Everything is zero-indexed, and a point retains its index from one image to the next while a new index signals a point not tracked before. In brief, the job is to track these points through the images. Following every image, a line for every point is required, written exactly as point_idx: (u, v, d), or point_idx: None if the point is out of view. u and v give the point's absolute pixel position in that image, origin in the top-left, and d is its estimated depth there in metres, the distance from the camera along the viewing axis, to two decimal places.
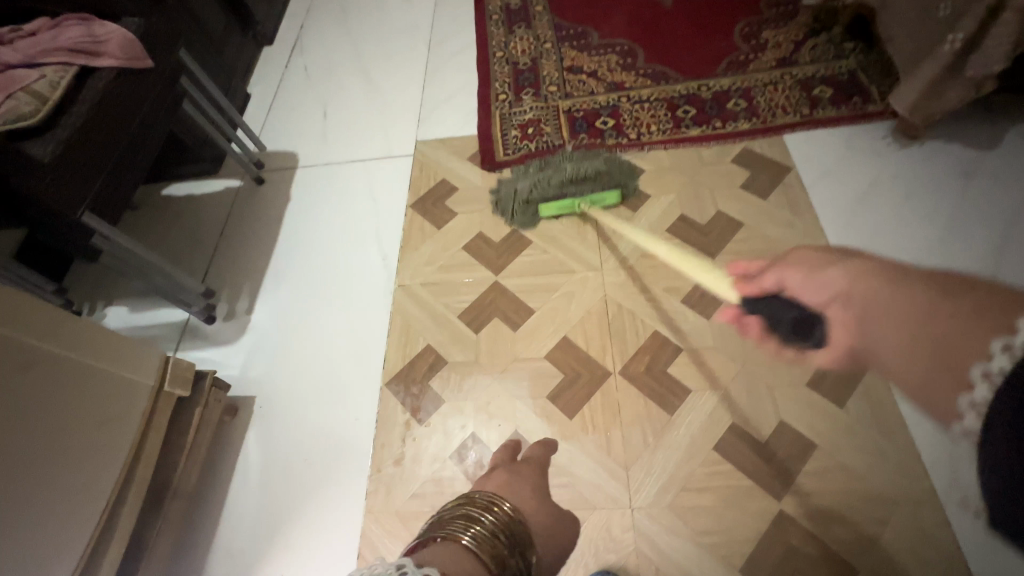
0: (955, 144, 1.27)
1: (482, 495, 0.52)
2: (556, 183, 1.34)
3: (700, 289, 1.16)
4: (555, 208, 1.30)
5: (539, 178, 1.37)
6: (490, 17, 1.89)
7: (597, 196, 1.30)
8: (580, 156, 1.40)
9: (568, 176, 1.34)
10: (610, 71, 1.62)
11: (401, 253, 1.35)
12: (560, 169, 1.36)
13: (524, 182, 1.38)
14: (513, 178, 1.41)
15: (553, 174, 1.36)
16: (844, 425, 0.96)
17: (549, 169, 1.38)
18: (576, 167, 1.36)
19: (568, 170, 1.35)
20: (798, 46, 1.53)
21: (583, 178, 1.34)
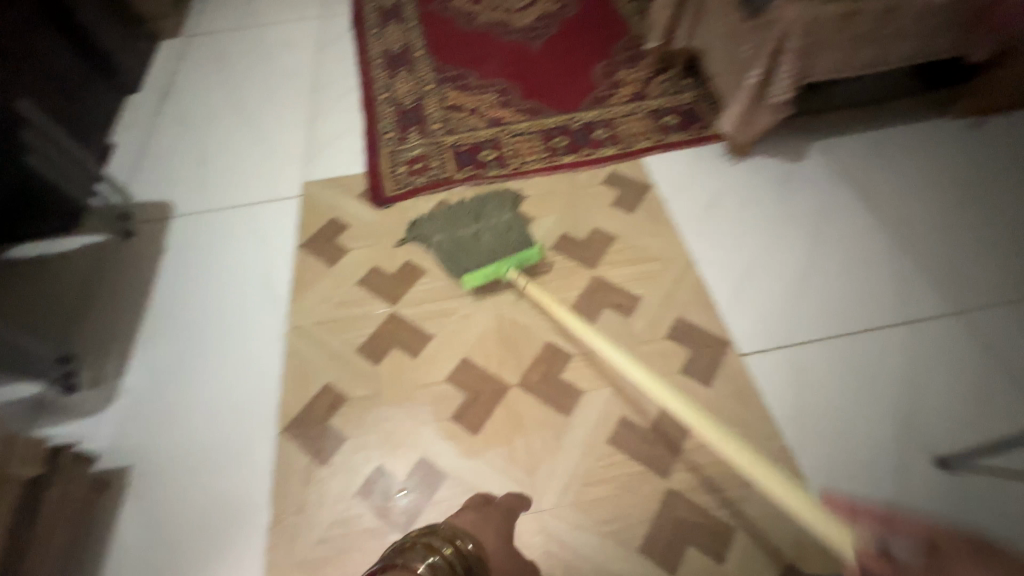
0: (774, 158, 1.52)
1: (446, 529, 0.63)
2: (477, 245, 1.29)
3: (584, 298, 1.27)
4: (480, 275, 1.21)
5: (456, 236, 1.33)
6: (373, 61, 1.96)
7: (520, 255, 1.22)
8: (500, 214, 1.38)
9: (488, 237, 1.30)
10: (489, 108, 1.74)
11: (294, 294, 1.32)
12: (478, 229, 1.33)
13: (440, 238, 1.35)
14: (430, 235, 1.37)
15: (472, 234, 1.32)
16: (715, 404, 1.09)
17: (468, 227, 1.35)
18: (495, 230, 1.32)
19: (487, 232, 1.31)
20: (647, 82, 1.77)
21: (503, 238, 1.29)
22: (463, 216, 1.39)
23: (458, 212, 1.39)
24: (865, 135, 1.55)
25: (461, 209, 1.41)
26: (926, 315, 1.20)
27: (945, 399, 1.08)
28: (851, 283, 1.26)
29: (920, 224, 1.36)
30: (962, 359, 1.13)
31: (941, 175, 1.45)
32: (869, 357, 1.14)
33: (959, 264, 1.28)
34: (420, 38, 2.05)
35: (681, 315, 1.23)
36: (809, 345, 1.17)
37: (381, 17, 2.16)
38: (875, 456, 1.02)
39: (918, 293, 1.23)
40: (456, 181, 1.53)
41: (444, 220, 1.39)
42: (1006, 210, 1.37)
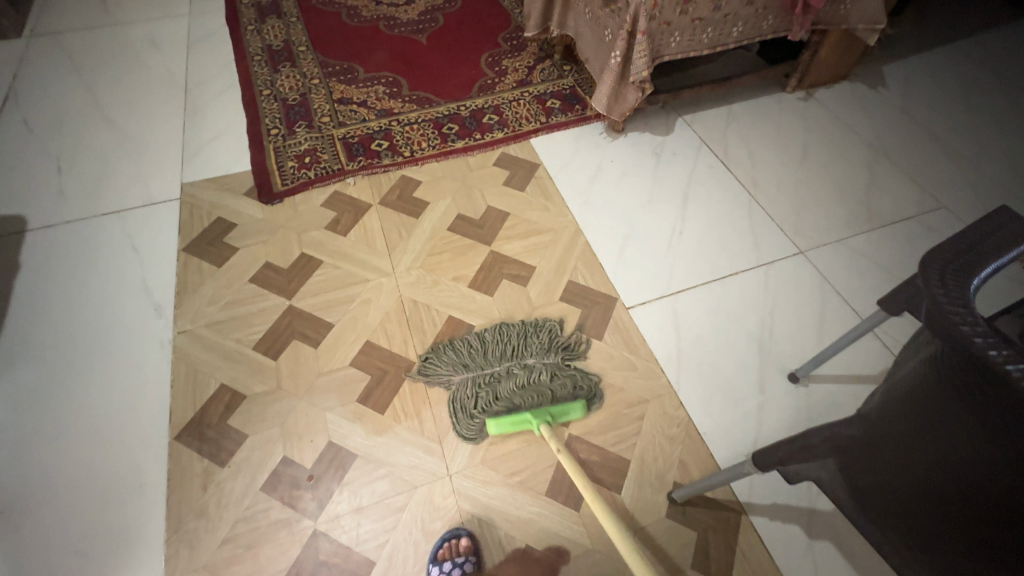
0: (646, 132, 1.68)
1: None
2: (508, 387, 1.07)
3: (482, 273, 1.32)
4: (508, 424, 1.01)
5: (485, 379, 1.08)
6: (252, 58, 1.88)
7: (558, 410, 1.04)
8: (542, 350, 1.13)
9: (524, 382, 1.08)
10: (378, 99, 1.75)
11: (178, 298, 1.25)
12: (511, 370, 1.09)
13: (463, 378, 1.10)
14: (450, 371, 1.11)
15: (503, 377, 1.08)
16: (607, 354, 1.19)
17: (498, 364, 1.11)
18: (532, 372, 1.09)
19: (521, 375, 1.08)
20: (530, 70, 1.87)
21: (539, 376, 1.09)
22: (494, 349, 1.14)
23: (488, 346, 1.14)
24: (719, 110, 1.75)
25: (491, 341, 1.16)
26: (776, 257, 1.38)
27: (794, 325, 1.26)
28: (716, 237, 1.42)
29: (769, 182, 1.56)
30: (805, 290, 1.32)
31: (783, 139, 1.68)
32: (733, 298, 1.30)
33: (801, 213, 1.49)
34: (302, 33, 2.00)
35: (572, 279, 1.32)
36: (684, 293, 1.31)
37: (258, 12, 2.08)
38: (739, 379, 1.17)
39: (770, 240, 1.42)
40: (348, 171, 1.52)
41: (469, 353, 1.13)
42: (833, 165, 1.62)
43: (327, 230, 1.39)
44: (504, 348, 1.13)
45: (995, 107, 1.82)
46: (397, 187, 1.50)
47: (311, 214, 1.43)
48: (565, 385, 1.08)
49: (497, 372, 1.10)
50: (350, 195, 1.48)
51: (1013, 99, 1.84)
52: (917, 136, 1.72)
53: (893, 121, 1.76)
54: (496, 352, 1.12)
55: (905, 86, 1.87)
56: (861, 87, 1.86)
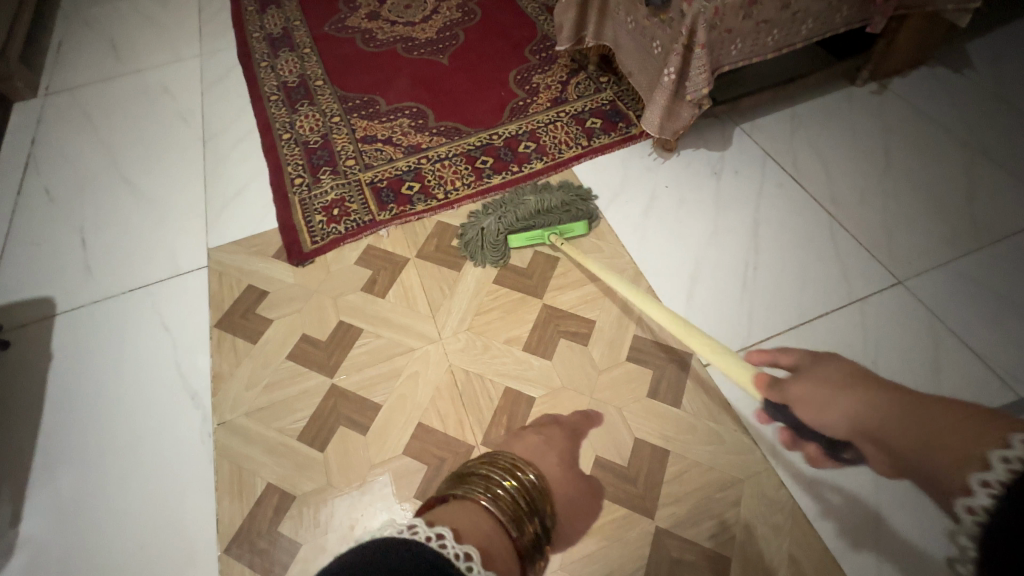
0: (701, 149, 1.50)
1: (508, 459, 0.65)
2: (523, 213, 1.29)
3: (536, 332, 1.19)
4: (523, 238, 1.28)
5: (504, 213, 1.30)
6: (269, 98, 1.78)
7: (566, 225, 1.28)
8: (544, 188, 1.37)
9: (534, 207, 1.30)
10: (404, 135, 1.62)
11: (215, 383, 1.17)
12: (523, 201, 1.31)
13: (490, 219, 1.31)
14: (480, 218, 1.33)
15: (518, 207, 1.30)
16: (688, 425, 1.05)
17: (513, 203, 1.32)
18: (539, 200, 1.32)
19: (532, 201, 1.31)
20: (564, 86, 1.70)
21: (551, 205, 1.31)
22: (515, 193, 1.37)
23: (504, 197, 1.35)
24: (781, 115, 1.57)
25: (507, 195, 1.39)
26: (870, 289, 1.21)
27: (905, 376, 1.08)
28: (797, 269, 1.26)
29: (850, 196, 1.38)
30: (911, 331, 1.14)
31: (859, 143, 1.48)
32: (824, 343, 1.14)
33: (892, 231, 1.30)
34: (317, 65, 1.89)
35: (638, 332, 1.18)
36: (768, 342, 1.15)
37: (269, 46, 1.98)
38: None
39: (859, 267, 1.24)
40: (380, 222, 1.41)
41: (490, 205, 1.35)
42: (923, 170, 1.42)
43: (364, 292, 1.28)
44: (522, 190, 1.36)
45: None
46: (433, 235, 1.38)
47: (345, 274, 1.32)
48: (565, 208, 1.32)
49: (510, 204, 1.32)
50: (384, 249, 1.36)
51: None
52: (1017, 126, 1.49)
53: (987, 111, 1.53)
54: (511, 196, 1.34)
55: (996, 66, 1.63)
56: (943, 72, 1.63)
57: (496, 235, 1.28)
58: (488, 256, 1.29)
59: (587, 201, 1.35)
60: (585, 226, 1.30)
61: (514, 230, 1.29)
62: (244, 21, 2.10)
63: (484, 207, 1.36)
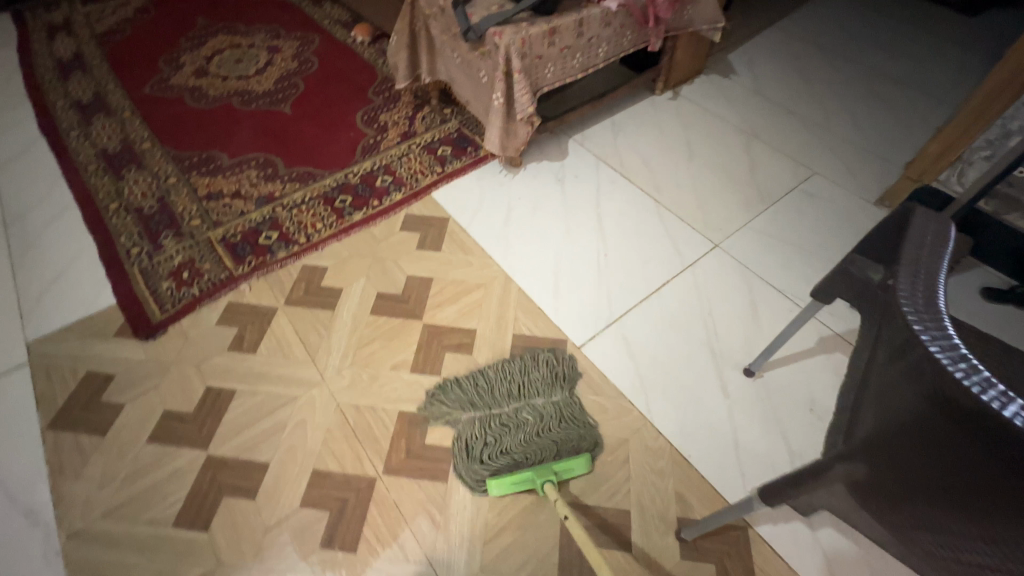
0: (543, 160, 1.68)
1: None
2: (519, 440, 1.05)
3: (421, 352, 1.22)
4: (509, 484, 0.98)
5: (492, 428, 1.07)
6: (86, 168, 1.61)
7: (564, 464, 1.01)
8: (547, 382, 1.15)
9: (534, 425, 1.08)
10: (253, 186, 1.57)
11: (57, 491, 1.00)
12: (520, 419, 1.08)
13: (470, 423, 1.08)
14: (454, 411, 1.10)
15: (513, 429, 1.07)
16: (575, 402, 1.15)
17: (509, 417, 1.09)
18: (536, 427, 1.08)
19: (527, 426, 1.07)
20: (411, 120, 1.79)
21: (549, 428, 1.07)
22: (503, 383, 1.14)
23: (500, 397, 1.11)
24: (603, 124, 1.81)
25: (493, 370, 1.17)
26: (697, 255, 1.44)
27: (733, 318, 1.30)
28: (639, 249, 1.45)
29: (669, 183, 1.63)
30: (730, 282, 1.38)
31: (667, 139, 1.77)
32: (671, 306, 1.32)
33: (704, 205, 1.57)
34: (142, 128, 1.76)
35: (518, 331, 1.26)
36: (627, 316, 1.31)
37: (79, 114, 1.80)
38: (701, 385, 1.19)
39: (685, 239, 1.48)
40: (239, 277, 1.34)
41: (479, 401, 1.10)
42: (717, 154, 1.73)
43: (232, 352, 1.20)
44: (513, 389, 1.13)
45: (825, 73, 2.06)
46: (301, 279, 1.35)
47: (206, 338, 1.23)
48: (572, 443, 1.05)
49: (505, 410, 1.10)
50: (249, 303, 1.30)
51: (830, 63, 2.11)
52: (773, 111, 1.89)
53: (752, 103, 1.93)
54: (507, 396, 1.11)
55: (751, 68, 2.07)
56: (716, 76, 2.02)
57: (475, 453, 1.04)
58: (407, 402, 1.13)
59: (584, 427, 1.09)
60: (587, 464, 1.03)
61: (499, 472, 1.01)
62: (42, 90, 1.88)
63: (457, 395, 1.12)
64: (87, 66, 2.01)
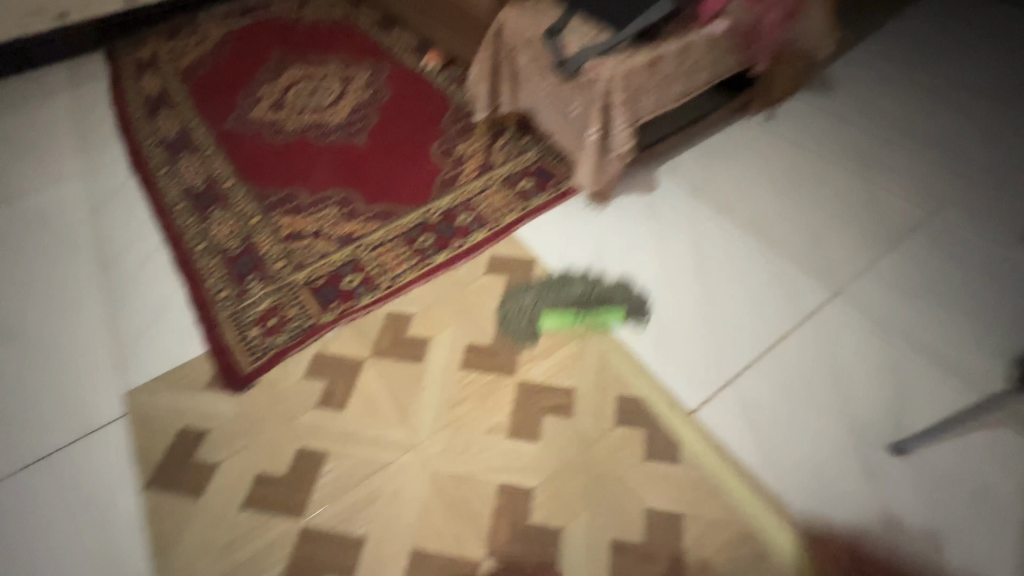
0: (632, 193, 1.56)
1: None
2: (570, 295, 1.30)
3: (517, 413, 1.13)
4: (556, 320, 1.26)
5: (551, 287, 1.33)
6: (174, 208, 1.63)
7: (601, 315, 1.26)
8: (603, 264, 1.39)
9: (583, 294, 1.30)
10: (333, 225, 1.54)
11: (158, 560, 0.98)
12: (573, 286, 1.32)
13: (530, 295, 1.31)
14: (522, 292, 1.33)
15: (566, 291, 1.31)
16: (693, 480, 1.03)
17: (564, 284, 1.33)
18: (587, 287, 1.32)
19: (580, 287, 1.32)
20: (488, 151, 1.72)
21: (595, 288, 1.31)
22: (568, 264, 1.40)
23: (557, 275, 1.36)
24: (694, 150, 1.67)
25: (601, 416, 1.11)
26: (816, 304, 1.28)
27: (870, 382, 1.15)
28: (748, 295, 1.31)
29: (774, 218, 1.48)
30: (861, 339, 1.22)
31: (768, 167, 1.61)
32: (792, 364, 1.18)
33: (817, 244, 1.41)
34: (225, 165, 1.77)
35: (621, 392, 1.15)
36: (744, 375, 1.17)
37: (166, 151, 1.84)
38: (839, 462, 1.04)
39: (800, 284, 1.32)
40: (326, 325, 1.30)
41: (539, 280, 1.36)
42: (826, 183, 1.56)
43: (321, 409, 1.16)
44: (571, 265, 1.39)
45: (941, 88, 1.84)
46: (386, 328, 1.29)
47: (295, 392, 1.19)
48: (612, 300, 1.29)
49: (562, 275, 1.36)
50: (336, 353, 1.25)
51: (944, 75, 1.89)
52: (886, 132, 1.70)
53: (859, 122, 1.74)
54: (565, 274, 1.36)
55: (854, 83, 1.88)
56: (815, 94, 1.84)
57: (534, 314, 1.28)
58: (507, 469, 1.05)
59: (629, 292, 1.32)
60: (623, 317, 1.27)
61: (551, 313, 1.28)
62: (133, 128, 1.95)
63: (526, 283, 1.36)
64: (172, 102, 2.06)
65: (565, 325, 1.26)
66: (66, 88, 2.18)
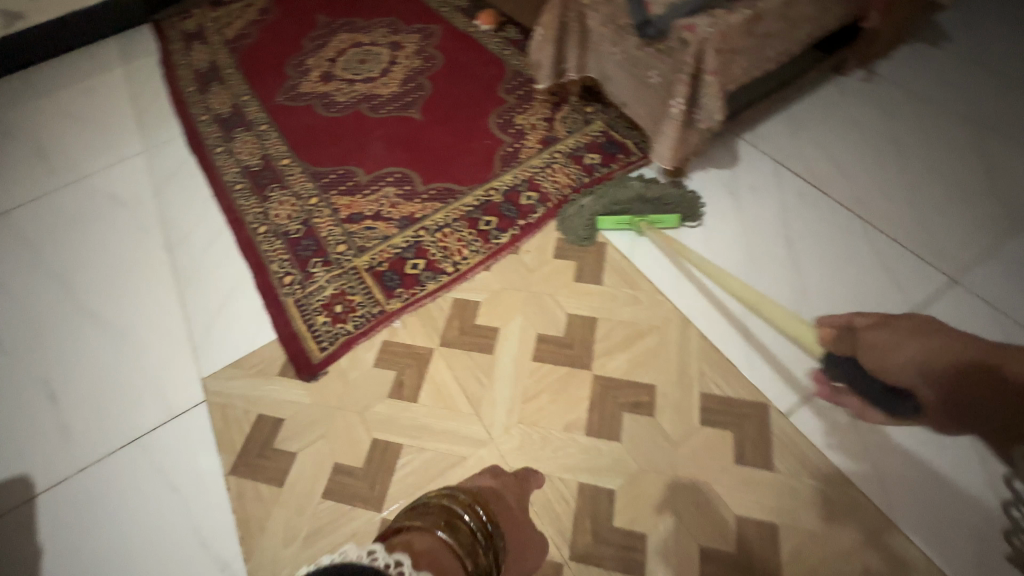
0: (711, 168, 1.43)
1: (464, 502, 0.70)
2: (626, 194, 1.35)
3: (595, 409, 1.08)
4: (613, 221, 1.32)
5: (607, 187, 1.38)
6: (233, 188, 1.61)
7: (658, 215, 1.30)
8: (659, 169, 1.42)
9: (638, 196, 1.34)
10: (393, 206, 1.49)
11: (247, 545, 1.01)
12: (629, 186, 1.36)
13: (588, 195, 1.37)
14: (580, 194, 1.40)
15: (622, 190, 1.35)
16: (789, 489, 0.96)
17: (621, 185, 1.38)
18: (643, 188, 1.36)
19: (636, 187, 1.36)
20: (550, 123, 1.61)
21: (651, 189, 1.35)
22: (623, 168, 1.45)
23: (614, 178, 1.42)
24: (781, 118, 1.51)
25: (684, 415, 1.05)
26: (928, 295, 1.15)
27: None
28: (847, 284, 1.19)
29: (875, 195, 1.32)
30: (984, 335, 1.08)
31: (868, 136, 1.43)
32: None
33: (928, 225, 1.25)
34: (279, 142, 1.74)
35: (706, 389, 1.08)
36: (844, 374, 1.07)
37: (220, 128, 1.82)
38: (959, 475, 0.96)
39: (908, 271, 1.19)
40: (392, 313, 1.27)
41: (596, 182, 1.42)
42: (939, 154, 1.38)
43: (393, 400, 1.14)
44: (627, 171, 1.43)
45: None
46: (453, 317, 1.25)
47: (365, 382, 1.18)
48: (667, 202, 1.33)
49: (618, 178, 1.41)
50: (404, 343, 1.23)
51: None
52: (1012, 93, 1.47)
53: (978, 82, 1.51)
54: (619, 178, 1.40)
55: (971, 33, 1.63)
56: (924, 48, 1.61)
57: (592, 212, 1.34)
58: (587, 468, 1.01)
59: (685, 194, 1.34)
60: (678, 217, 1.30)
61: (608, 212, 1.34)
62: (187, 104, 1.93)
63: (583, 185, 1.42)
64: (222, 75, 2.02)
65: (622, 224, 1.32)
66: (119, 63, 2.17)
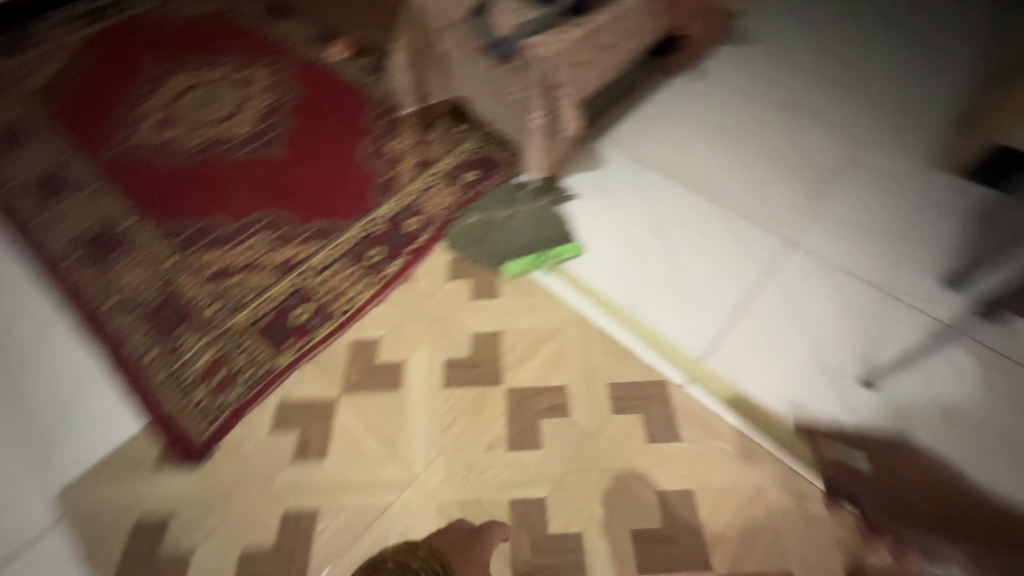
0: (581, 171, 1.52)
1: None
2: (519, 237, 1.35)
3: (513, 423, 1.08)
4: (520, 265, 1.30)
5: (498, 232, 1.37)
6: (66, 262, 1.38)
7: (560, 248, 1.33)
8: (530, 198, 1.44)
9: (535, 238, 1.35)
10: (267, 253, 1.38)
11: None
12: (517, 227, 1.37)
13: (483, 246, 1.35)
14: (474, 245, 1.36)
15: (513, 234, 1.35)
16: (697, 455, 1.05)
17: (509, 227, 1.38)
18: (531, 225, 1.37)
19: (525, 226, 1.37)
20: (422, 146, 1.60)
21: (539, 225, 1.38)
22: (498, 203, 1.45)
23: (497, 219, 1.41)
24: (633, 119, 1.65)
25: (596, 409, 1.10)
26: (774, 257, 1.33)
27: (835, 325, 1.21)
28: (711, 259, 1.33)
29: (719, 178, 1.50)
30: (820, 282, 1.28)
31: (705, 127, 1.63)
32: (764, 321, 1.22)
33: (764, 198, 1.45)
34: (118, 201, 1.52)
35: (611, 379, 1.14)
36: (723, 340, 1.20)
37: (38, 195, 1.55)
38: (827, 406, 1.10)
39: (756, 240, 1.36)
40: (284, 369, 1.17)
41: (484, 229, 1.39)
42: (761, 136, 1.60)
43: (299, 463, 1.05)
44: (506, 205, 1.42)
45: (847, 28, 1.92)
46: (354, 359, 1.18)
47: (264, 451, 1.06)
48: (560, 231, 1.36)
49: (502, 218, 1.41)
50: (303, 398, 1.13)
51: (848, 14, 1.98)
52: (806, 78, 1.76)
53: (780, 72, 1.79)
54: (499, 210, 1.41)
55: (768, 31, 1.92)
56: (735, 47, 1.87)
57: (496, 263, 1.32)
58: (516, 483, 1.01)
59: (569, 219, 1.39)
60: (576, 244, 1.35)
61: (511, 258, 1.32)
62: None
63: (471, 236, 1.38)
64: (31, 133, 1.73)
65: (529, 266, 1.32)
66: None
